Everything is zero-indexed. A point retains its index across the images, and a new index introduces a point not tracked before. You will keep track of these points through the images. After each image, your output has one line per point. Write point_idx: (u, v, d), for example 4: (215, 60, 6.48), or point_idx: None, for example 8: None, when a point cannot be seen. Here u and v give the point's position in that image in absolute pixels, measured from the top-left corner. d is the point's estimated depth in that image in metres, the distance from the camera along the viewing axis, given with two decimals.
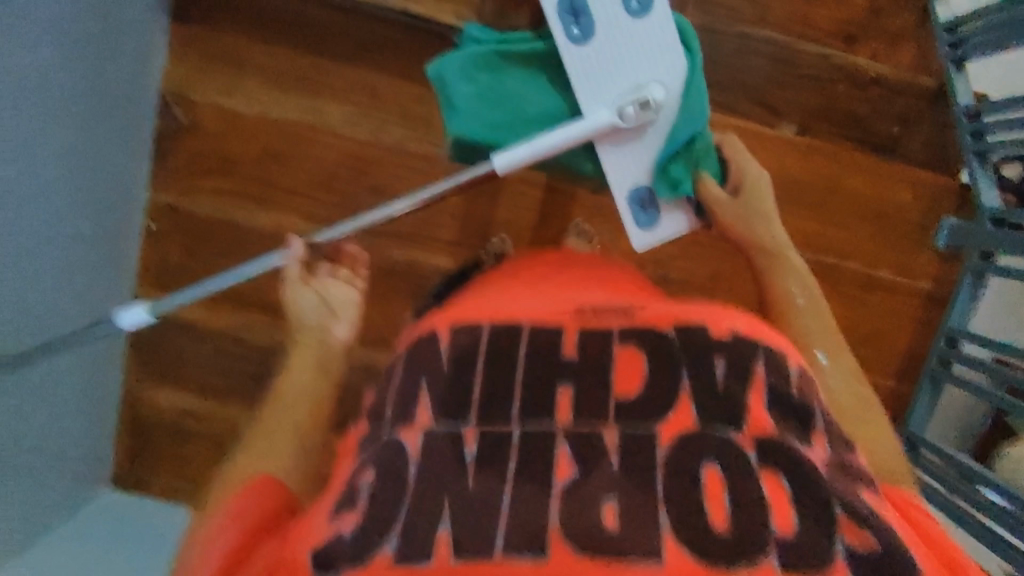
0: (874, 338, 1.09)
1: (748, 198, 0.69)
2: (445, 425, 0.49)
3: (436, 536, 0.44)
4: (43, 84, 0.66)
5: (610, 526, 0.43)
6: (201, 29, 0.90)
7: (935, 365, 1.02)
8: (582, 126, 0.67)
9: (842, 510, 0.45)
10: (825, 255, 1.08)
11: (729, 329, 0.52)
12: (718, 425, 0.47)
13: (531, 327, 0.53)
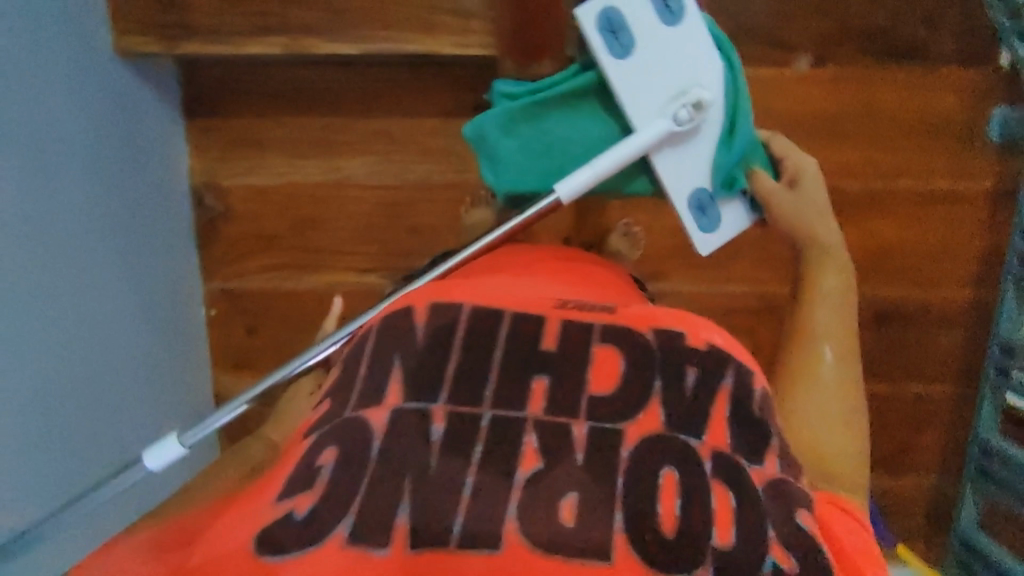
0: (946, 252, 1.04)
1: (800, 194, 0.67)
2: (509, 412, 0.48)
3: (395, 527, 0.44)
4: (60, 204, 0.70)
5: (569, 522, 0.44)
6: (213, 119, 0.94)
7: (1016, 265, 0.96)
8: (639, 139, 0.67)
9: (775, 534, 0.46)
10: (873, 182, 1.03)
11: (707, 339, 0.53)
12: (682, 433, 0.48)
13: (514, 313, 0.53)
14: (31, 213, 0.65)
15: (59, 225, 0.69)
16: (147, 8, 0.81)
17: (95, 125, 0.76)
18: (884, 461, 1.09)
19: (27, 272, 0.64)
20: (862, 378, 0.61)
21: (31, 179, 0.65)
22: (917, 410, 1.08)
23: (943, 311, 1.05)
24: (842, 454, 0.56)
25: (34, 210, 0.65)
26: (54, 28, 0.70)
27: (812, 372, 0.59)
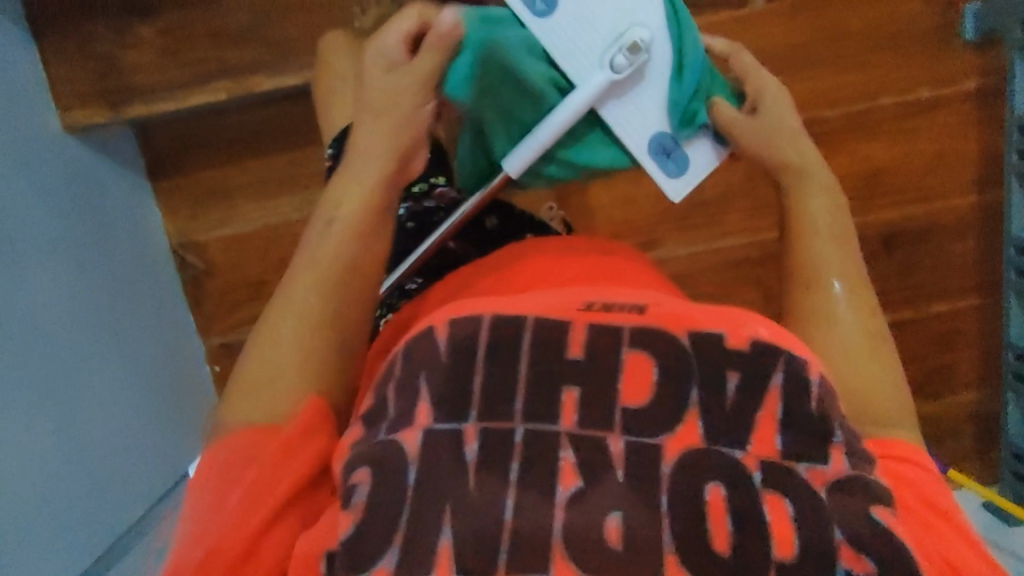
0: (942, 162, 1.00)
1: (764, 116, 0.60)
2: (442, 421, 0.40)
3: (439, 548, 0.37)
4: (40, 284, 0.68)
5: (615, 543, 0.37)
6: (179, 179, 0.93)
7: (1016, 160, 0.93)
8: (582, 94, 0.60)
9: (844, 534, 0.38)
10: (855, 106, 0.98)
11: (751, 336, 0.43)
12: (726, 443, 0.39)
13: (538, 319, 0.44)
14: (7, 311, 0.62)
15: (41, 315, 0.67)
16: (89, 78, 0.79)
17: (59, 196, 0.74)
18: (922, 389, 1.05)
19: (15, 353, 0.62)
20: (879, 306, 0.53)
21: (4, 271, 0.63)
22: (945, 328, 1.04)
23: (950, 223, 1.02)
24: (880, 380, 0.49)
25: (15, 293, 0.64)
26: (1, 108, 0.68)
27: (827, 313, 0.52)
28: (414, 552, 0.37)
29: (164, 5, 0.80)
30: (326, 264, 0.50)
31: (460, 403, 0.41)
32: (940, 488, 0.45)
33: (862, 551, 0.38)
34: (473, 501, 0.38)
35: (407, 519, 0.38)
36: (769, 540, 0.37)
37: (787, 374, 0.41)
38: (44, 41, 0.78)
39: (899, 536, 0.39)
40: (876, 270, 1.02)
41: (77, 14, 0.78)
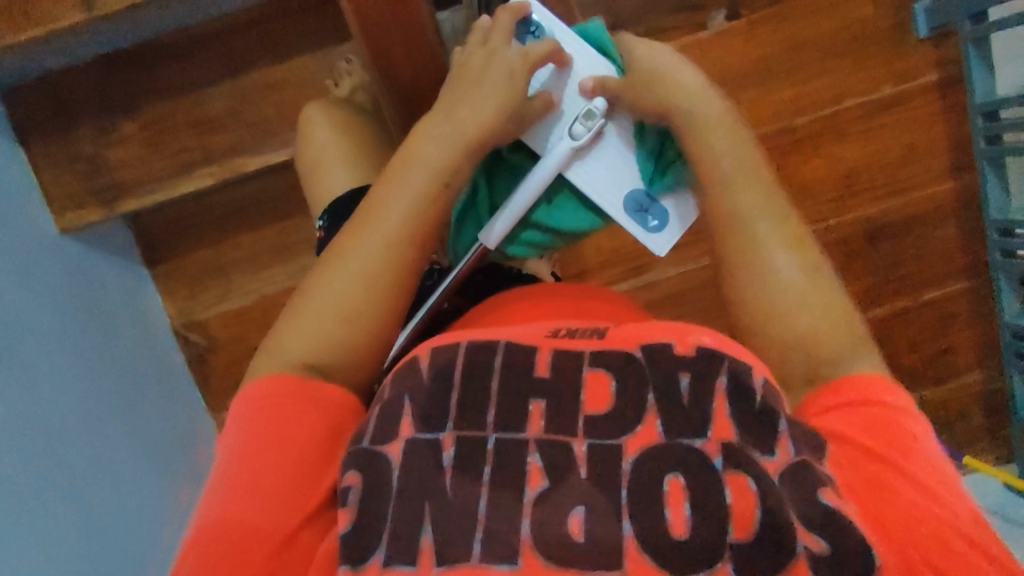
0: (914, 154, 1.02)
1: (662, 90, 0.58)
2: (422, 431, 0.44)
3: (419, 548, 0.41)
4: (63, 375, 0.67)
5: (577, 536, 0.40)
6: (173, 260, 0.95)
7: (985, 145, 0.96)
8: (547, 163, 0.58)
9: (798, 515, 0.41)
10: (821, 111, 1.00)
11: (696, 342, 0.46)
12: (682, 435, 0.43)
13: (507, 342, 0.47)
14: (47, 414, 0.63)
15: (78, 411, 0.67)
16: (79, 180, 0.81)
17: (65, 287, 0.74)
18: (923, 374, 1.06)
19: (50, 445, 0.61)
20: (827, 263, 0.54)
21: (38, 375, 0.63)
22: (940, 313, 1.05)
23: (930, 211, 1.03)
24: (838, 322, 0.51)
25: (42, 385, 0.63)
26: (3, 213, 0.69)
27: (778, 292, 0.52)
28: (402, 550, 0.41)
29: (147, 100, 0.83)
30: (378, 270, 0.52)
31: (437, 414, 0.44)
32: (903, 428, 0.46)
33: (813, 529, 0.41)
34: (452, 507, 0.42)
35: (388, 530, 0.41)
36: (728, 522, 0.40)
37: (732, 375, 0.44)
38: (32, 147, 0.80)
39: (849, 517, 0.41)
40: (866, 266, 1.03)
41: (60, 119, 0.81)
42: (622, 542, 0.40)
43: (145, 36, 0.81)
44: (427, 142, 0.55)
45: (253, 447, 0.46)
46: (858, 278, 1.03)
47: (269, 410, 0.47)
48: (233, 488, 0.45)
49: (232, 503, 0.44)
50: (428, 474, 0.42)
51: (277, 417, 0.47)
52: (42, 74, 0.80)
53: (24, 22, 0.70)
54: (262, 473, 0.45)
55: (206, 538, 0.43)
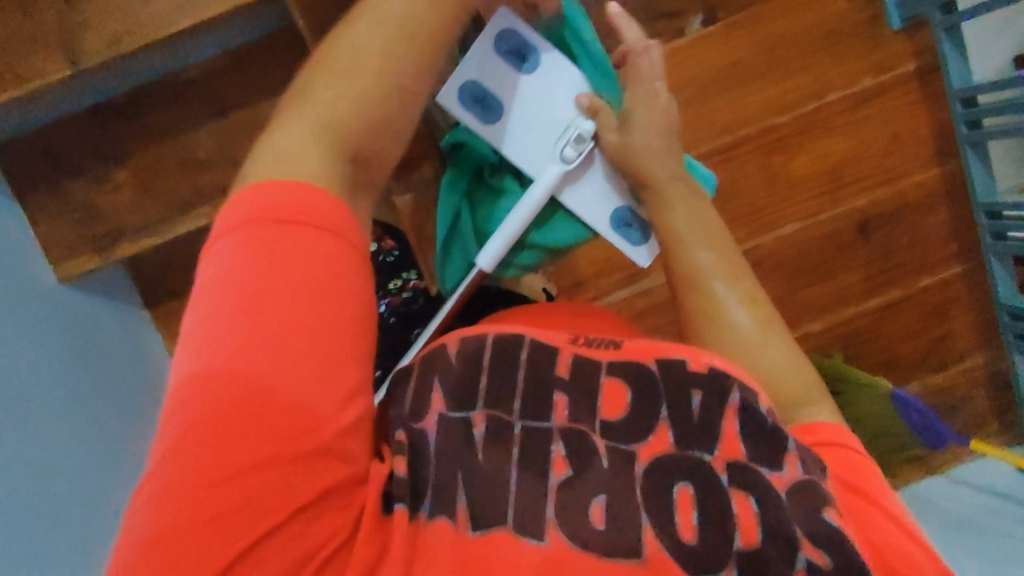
0: (898, 144, 1.02)
1: (632, 130, 0.58)
2: (454, 408, 0.41)
3: (458, 511, 0.38)
4: (61, 423, 0.67)
5: (598, 525, 0.38)
6: (173, 298, 0.97)
7: (966, 131, 0.98)
8: (540, 186, 0.59)
9: (804, 530, 0.39)
10: (803, 106, 1.00)
11: (708, 363, 0.44)
12: (693, 447, 0.41)
13: (533, 339, 0.45)
14: (53, 459, 0.63)
15: (83, 453, 0.68)
16: (76, 229, 0.83)
17: (61, 333, 0.74)
18: (925, 360, 1.06)
19: (52, 492, 0.60)
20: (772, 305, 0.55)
21: (42, 418, 0.64)
22: (936, 300, 1.05)
23: (919, 198, 1.03)
24: (797, 379, 0.50)
25: (39, 433, 0.62)
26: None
27: (720, 316, 0.53)
28: (439, 502, 0.38)
29: (137, 145, 0.84)
30: (324, 149, 0.40)
31: (469, 394, 0.42)
32: (865, 466, 0.46)
33: (818, 544, 0.39)
34: (488, 475, 0.39)
35: (432, 484, 0.38)
36: (734, 530, 0.39)
37: (743, 393, 0.43)
38: (28, 199, 0.81)
39: (850, 539, 0.39)
40: (859, 258, 1.03)
41: (54, 169, 0.82)
42: (640, 539, 0.37)
43: (133, 83, 0.82)
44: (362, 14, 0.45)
45: (261, 286, 0.34)
46: (852, 269, 1.02)
47: (271, 238, 0.35)
48: (240, 339, 0.34)
49: (236, 360, 0.33)
50: (459, 447, 0.39)
51: (293, 246, 0.35)
52: (34, 126, 0.81)
53: (12, 80, 0.72)
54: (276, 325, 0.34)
55: (203, 404, 0.33)
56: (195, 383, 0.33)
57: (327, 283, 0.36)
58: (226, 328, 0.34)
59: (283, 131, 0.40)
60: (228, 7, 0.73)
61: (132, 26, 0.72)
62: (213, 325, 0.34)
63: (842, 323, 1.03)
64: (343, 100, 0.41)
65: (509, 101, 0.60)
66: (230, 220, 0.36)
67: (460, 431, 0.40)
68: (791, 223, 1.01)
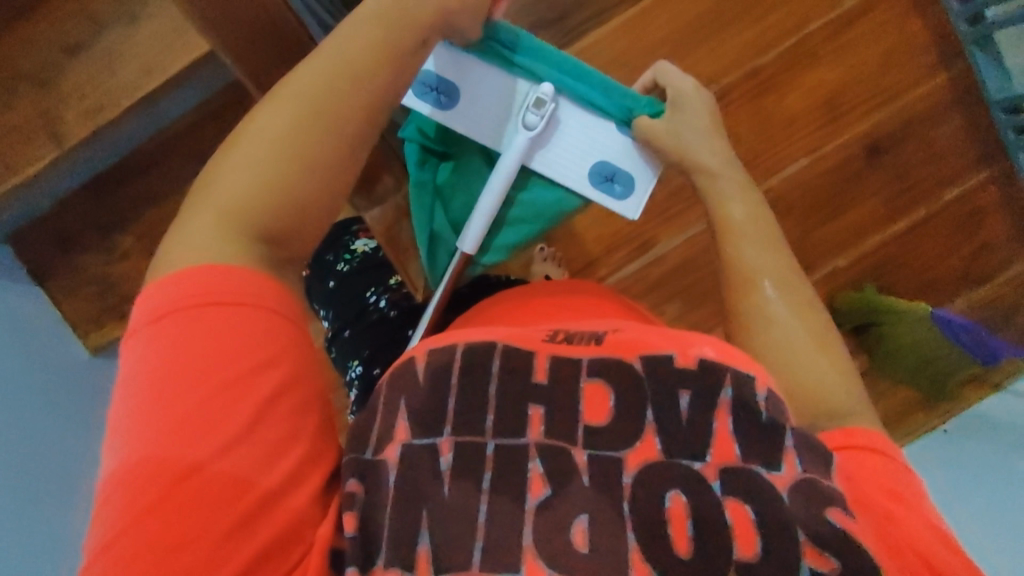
0: (895, 58, 0.96)
1: (680, 120, 0.58)
2: (418, 437, 0.40)
3: (417, 553, 0.36)
4: None
5: (582, 547, 0.36)
6: None
7: (968, 28, 0.93)
8: (507, 161, 0.58)
9: (807, 534, 0.37)
10: (787, 40, 0.95)
11: (697, 354, 0.42)
12: (681, 455, 0.39)
13: (504, 344, 0.43)
14: None
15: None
16: (93, 302, 0.85)
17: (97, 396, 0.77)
18: (966, 274, 1.00)
19: None
20: (823, 311, 0.54)
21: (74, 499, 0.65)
22: (967, 207, 0.99)
23: (927, 108, 0.97)
24: (840, 386, 0.49)
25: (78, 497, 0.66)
26: (24, 344, 0.72)
27: (765, 319, 0.52)
28: (399, 551, 0.37)
29: (138, 213, 0.86)
30: (246, 233, 0.39)
31: (436, 417, 0.40)
32: (900, 471, 0.44)
33: (823, 548, 0.37)
34: (452, 508, 0.38)
35: (387, 538, 0.37)
36: (732, 540, 0.37)
37: (736, 388, 0.41)
38: (45, 281, 0.85)
39: (858, 539, 0.38)
40: (873, 184, 0.98)
41: (67, 250, 0.85)
42: (626, 554, 0.36)
43: (121, 152, 0.85)
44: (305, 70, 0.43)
45: (190, 366, 0.35)
46: (868, 197, 0.98)
47: (195, 317, 0.36)
48: (164, 422, 0.34)
49: (186, 425, 0.34)
50: (424, 480, 0.38)
51: (219, 319, 0.36)
52: (41, 213, 0.85)
53: (4, 170, 0.74)
54: (204, 407, 0.34)
55: (159, 472, 0.33)
56: (123, 468, 0.33)
57: (258, 359, 0.36)
58: (147, 414, 0.34)
59: (217, 185, 0.40)
60: (190, 61, 0.74)
61: (106, 98, 0.75)
62: (146, 404, 0.34)
63: (869, 252, 0.99)
64: (309, 126, 0.41)
65: (461, 80, 0.58)
66: (168, 294, 0.36)
67: (428, 464, 0.39)
68: (796, 160, 0.97)
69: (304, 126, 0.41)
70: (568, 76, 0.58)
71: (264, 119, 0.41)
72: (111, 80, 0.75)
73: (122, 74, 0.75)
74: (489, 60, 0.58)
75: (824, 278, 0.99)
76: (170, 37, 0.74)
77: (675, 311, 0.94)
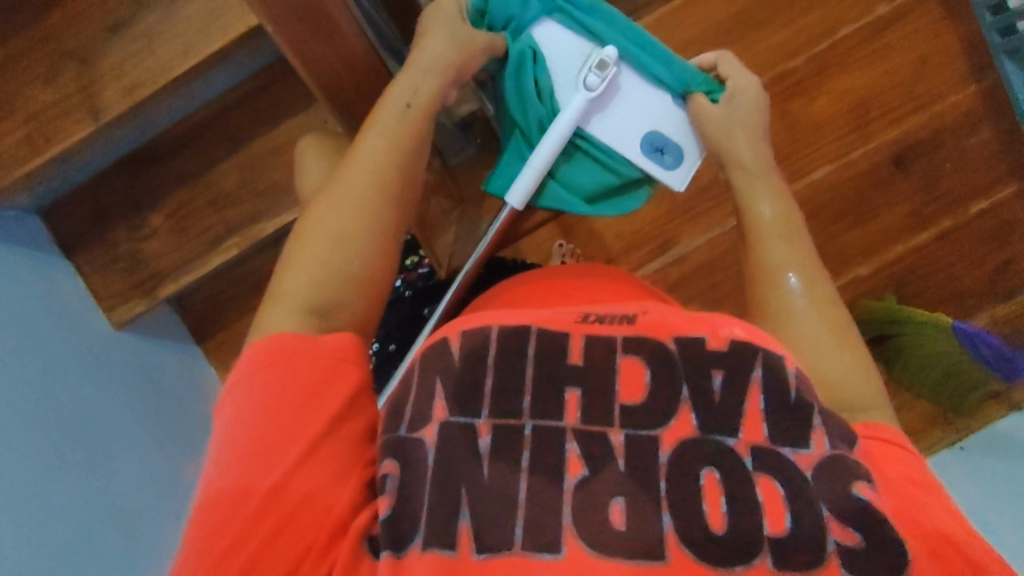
0: (926, 67, 0.95)
1: (733, 110, 0.59)
2: (456, 414, 0.40)
3: (457, 532, 0.37)
4: (125, 454, 0.71)
5: (619, 526, 0.37)
6: (219, 331, 0.99)
7: (999, 39, 0.92)
8: (565, 116, 0.58)
9: (830, 511, 0.37)
10: (816, 46, 0.95)
11: (728, 335, 0.42)
12: (715, 433, 0.39)
13: (538, 329, 0.43)
14: (124, 494, 0.68)
15: (139, 506, 0.69)
16: (121, 278, 0.86)
17: (116, 369, 0.78)
18: (992, 287, 0.98)
19: (116, 515, 0.65)
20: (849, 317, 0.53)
21: (93, 477, 0.65)
22: (993, 222, 0.98)
23: (957, 119, 0.96)
24: (862, 385, 0.49)
25: (100, 461, 0.67)
26: (49, 314, 0.73)
27: (785, 313, 0.52)
28: (436, 532, 0.37)
29: (169, 191, 0.88)
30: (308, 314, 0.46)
31: (474, 398, 0.41)
32: (923, 468, 0.42)
33: (850, 523, 0.37)
34: (489, 492, 0.38)
35: (425, 515, 0.38)
36: (761, 517, 0.37)
37: (767, 367, 0.41)
38: (78, 256, 0.86)
39: (884, 514, 0.38)
40: (900, 193, 0.97)
41: (97, 226, 0.87)
42: (662, 534, 0.36)
43: (155, 132, 0.87)
44: (398, 84, 0.54)
45: (280, 394, 0.41)
46: (893, 206, 0.97)
47: (297, 352, 0.43)
48: (239, 452, 0.40)
49: (266, 434, 0.40)
50: (460, 457, 0.39)
51: (307, 362, 0.43)
52: (72, 188, 0.86)
53: (43, 144, 0.76)
54: (277, 434, 0.40)
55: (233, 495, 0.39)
56: (214, 494, 0.39)
57: (330, 385, 0.43)
58: (237, 454, 0.40)
59: (321, 236, 0.49)
60: (224, 43, 0.76)
61: (144, 76, 0.76)
62: (246, 421, 0.41)
63: (893, 261, 0.98)
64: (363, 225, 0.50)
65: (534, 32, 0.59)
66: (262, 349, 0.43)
67: (464, 442, 0.39)
68: (823, 166, 0.97)
69: (351, 218, 0.50)
70: (632, 43, 0.59)
71: (324, 227, 0.49)
72: (149, 59, 0.77)
73: (161, 53, 0.76)
74: (557, 20, 0.59)
75: (846, 285, 0.98)
76: (207, 18, 0.76)
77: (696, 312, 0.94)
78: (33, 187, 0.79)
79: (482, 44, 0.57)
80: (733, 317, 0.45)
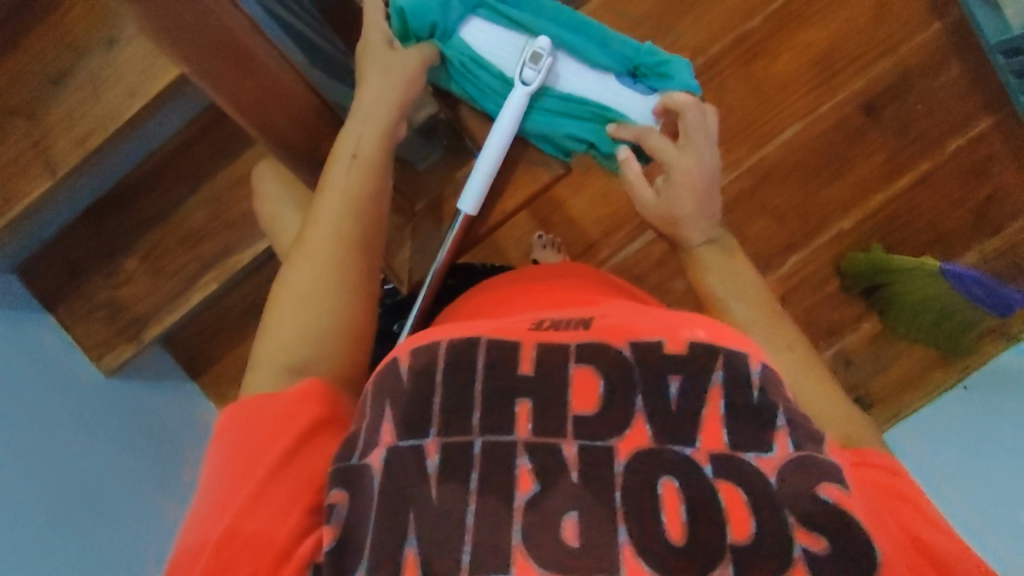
0: (885, 12, 0.94)
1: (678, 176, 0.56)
2: (403, 437, 0.40)
3: (404, 559, 0.37)
4: (124, 499, 0.72)
5: (572, 542, 0.36)
6: (208, 368, 0.99)
7: None
8: (505, 117, 0.56)
9: (795, 515, 0.37)
10: (772, 5, 0.94)
11: (687, 337, 0.42)
12: (671, 439, 0.39)
13: (488, 340, 0.42)
14: (125, 540, 0.68)
15: (142, 551, 0.70)
16: (103, 326, 0.86)
17: (112, 418, 0.78)
18: (978, 222, 0.97)
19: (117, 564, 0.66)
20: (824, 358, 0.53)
21: (97, 528, 0.66)
22: (972, 158, 0.96)
23: (923, 60, 0.95)
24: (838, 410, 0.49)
25: (100, 507, 0.68)
26: (39, 367, 0.72)
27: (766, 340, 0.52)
28: (381, 563, 0.37)
29: (139, 234, 0.87)
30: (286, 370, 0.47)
31: (422, 419, 0.40)
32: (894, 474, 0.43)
33: (816, 529, 0.37)
34: (439, 515, 0.38)
35: (370, 547, 0.37)
36: (725, 525, 0.37)
37: (727, 368, 0.41)
38: (58, 310, 0.86)
39: (852, 511, 0.38)
40: (874, 143, 0.96)
41: (73, 278, 0.87)
42: (617, 548, 0.36)
43: (117, 176, 0.86)
44: (352, 129, 0.54)
45: (240, 443, 0.42)
46: (868, 155, 0.96)
47: (260, 405, 0.44)
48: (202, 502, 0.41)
49: (227, 484, 0.41)
50: (408, 481, 0.38)
51: (269, 409, 0.44)
52: (44, 243, 0.86)
53: (4, 204, 0.75)
54: (233, 481, 0.41)
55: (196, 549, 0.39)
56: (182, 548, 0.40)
57: (287, 426, 0.43)
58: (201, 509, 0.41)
59: (288, 292, 0.49)
60: (171, 81, 0.75)
61: (94, 123, 0.76)
62: (212, 476, 0.42)
63: (875, 212, 0.97)
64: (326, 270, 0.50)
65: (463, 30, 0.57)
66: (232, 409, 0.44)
67: (412, 465, 0.39)
68: (790, 126, 0.95)
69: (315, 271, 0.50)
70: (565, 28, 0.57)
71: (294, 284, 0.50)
72: (98, 105, 0.76)
73: (109, 98, 0.75)
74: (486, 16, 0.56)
75: (831, 241, 0.97)
76: (149, 57, 0.75)
77: (680, 289, 0.93)
78: (3, 246, 0.78)
79: (413, 63, 0.55)
80: (694, 317, 0.44)
